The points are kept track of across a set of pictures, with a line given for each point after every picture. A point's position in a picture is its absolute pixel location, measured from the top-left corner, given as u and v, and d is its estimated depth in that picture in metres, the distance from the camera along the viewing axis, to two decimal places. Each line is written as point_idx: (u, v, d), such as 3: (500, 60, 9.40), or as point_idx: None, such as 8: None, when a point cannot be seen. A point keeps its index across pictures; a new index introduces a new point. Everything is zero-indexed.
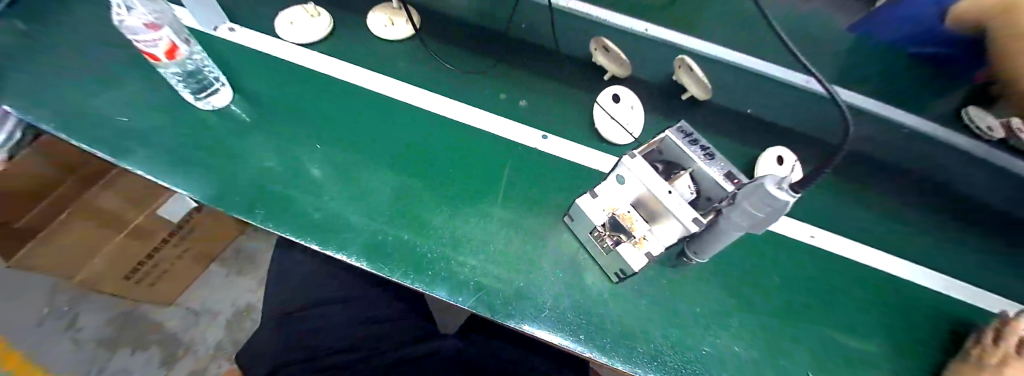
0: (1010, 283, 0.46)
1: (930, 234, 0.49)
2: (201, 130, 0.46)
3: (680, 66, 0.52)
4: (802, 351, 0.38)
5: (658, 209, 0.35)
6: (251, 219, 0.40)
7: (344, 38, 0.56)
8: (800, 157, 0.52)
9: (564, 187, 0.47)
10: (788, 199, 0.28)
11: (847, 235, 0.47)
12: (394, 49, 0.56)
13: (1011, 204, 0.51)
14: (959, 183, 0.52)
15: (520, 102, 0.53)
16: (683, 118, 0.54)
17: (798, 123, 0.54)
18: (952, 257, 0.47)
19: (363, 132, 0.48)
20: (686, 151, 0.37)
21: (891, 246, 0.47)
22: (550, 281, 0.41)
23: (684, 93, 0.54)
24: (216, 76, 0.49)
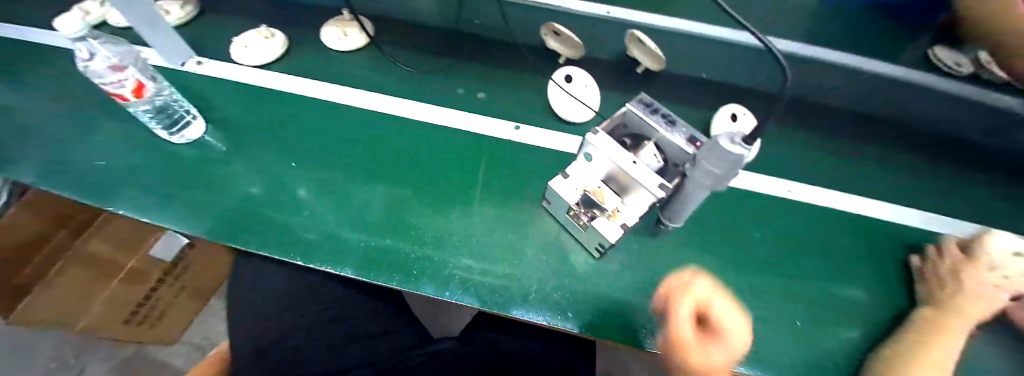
0: (963, 209, 0.53)
1: (888, 173, 0.56)
2: (181, 162, 0.52)
3: (632, 41, 0.60)
4: (785, 298, 0.43)
5: (626, 180, 0.36)
6: (235, 244, 0.45)
7: (342, 66, 0.63)
8: (759, 113, 0.59)
9: (542, 175, 0.52)
10: (742, 152, 0.28)
11: (816, 184, 0.54)
12: (354, 58, 0.64)
13: (969, 132, 0.60)
14: (917, 123, 0.60)
15: (478, 94, 0.61)
16: (644, 90, 0.62)
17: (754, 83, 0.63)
18: (912, 193, 0.54)
19: (344, 150, 0.55)
20: (647, 121, 0.37)
21: (852, 189, 0.54)
22: (531, 271, 0.43)
23: (639, 67, 0.62)
24: (187, 109, 0.55)
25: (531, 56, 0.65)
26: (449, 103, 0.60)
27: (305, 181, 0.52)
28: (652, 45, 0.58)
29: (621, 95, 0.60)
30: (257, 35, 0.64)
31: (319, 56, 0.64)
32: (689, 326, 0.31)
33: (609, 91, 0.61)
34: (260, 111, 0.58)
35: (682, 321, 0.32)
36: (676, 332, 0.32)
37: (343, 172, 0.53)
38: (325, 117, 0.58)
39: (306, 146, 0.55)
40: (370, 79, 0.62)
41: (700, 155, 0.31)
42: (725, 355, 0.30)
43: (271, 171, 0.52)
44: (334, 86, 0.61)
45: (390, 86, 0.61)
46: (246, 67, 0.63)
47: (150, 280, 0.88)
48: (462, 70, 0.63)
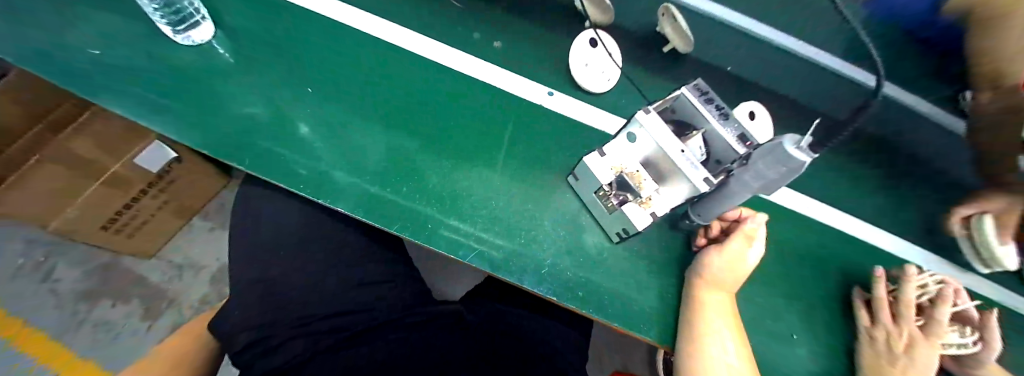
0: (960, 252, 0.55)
1: (904, 207, 0.56)
2: (185, 69, 0.48)
3: (663, 14, 0.54)
4: (774, 309, 0.46)
5: (667, 169, 0.34)
6: (242, 167, 0.43)
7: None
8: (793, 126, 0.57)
9: (569, 148, 0.50)
10: (805, 159, 0.26)
11: (835, 206, 0.54)
12: None
13: None
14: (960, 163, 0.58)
15: (495, 43, 0.55)
16: (686, 75, 0.57)
17: (799, 92, 0.58)
18: (918, 230, 0.55)
19: (364, 84, 0.51)
20: (700, 109, 0.34)
21: (865, 218, 0.54)
22: (549, 248, 0.42)
23: (666, 46, 0.56)
24: (197, 9, 0.50)
25: (563, 14, 0.58)
26: (475, 51, 0.55)
27: (317, 112, 0.48)
28: (684, 25, 0.51)
29: (660, 77, 0.56)
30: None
31: None
32: (738, 244, 0.37)
33: (642, 68, 0.56)
34: (271, 23, 0.53)
35: (737, 240, 0.37)
36: (724, 245, 0.38)
37: (358, 109, 0.50)
38: (342, 43, 0.53)
39: (319, 72, 0.51)
40: (389, 7, 0.56)
41: (756, 156, 0.29)
42: (719, 294, 0.39)
43: (284, 95, 0.49)
44: (353, 11, 0.55)
45: (412, 17, 0.56)
46: None
47: (132, 189, 0.83)
48: (488, 13, 0.57)
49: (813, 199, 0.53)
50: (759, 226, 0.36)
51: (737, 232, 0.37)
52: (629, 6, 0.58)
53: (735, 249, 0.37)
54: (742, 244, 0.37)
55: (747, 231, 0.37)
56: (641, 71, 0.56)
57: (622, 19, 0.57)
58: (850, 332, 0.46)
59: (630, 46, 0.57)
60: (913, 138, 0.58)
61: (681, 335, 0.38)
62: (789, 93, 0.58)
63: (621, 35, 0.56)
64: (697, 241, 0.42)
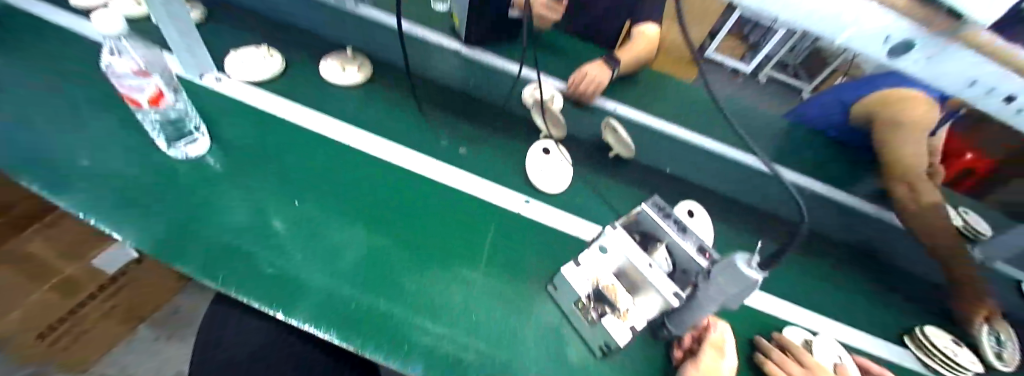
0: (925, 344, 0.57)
1: (861, 300, 0.60)
2: (172, 178, 0.50)
3: (607, 128, 0.61)
4: None
5: (639, 280, 0.36)
6: (211, 283, 0.41)
7: (341, 99, 0.64)
8: (743, 224, 0.63)
9: (546, 254, 0.52)
10: (759, 277, 0.28)
11: (802, 302, 0.56)
12: (351, 93, 0.65)
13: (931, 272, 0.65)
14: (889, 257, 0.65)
15: (462, 149, 0.61)
16: (645, 179, 0.64)
17: (743, 193, 0.66)
18: (880, 323, 0.58)
19: (348, 193, 0.53)
20: (661, 225, 0.38)
21: (833, 313, 0.56)
22: (525, 362, 0.41)
23: (611, 152, 0.64)
24: (196, 125, 0.54)
25: (524, 125, 0.66)
26: (449, 157, 0.60)
27: (294, 219, 0.49)
28: (626, 135, 0.58)
29: (622, 182, 0.63)
30: (257, 54, 0.64)
31: (325, 91, 0.64)
32: (711, 354, 0.38)
33: (602, 172, 0.63)
34: (260, 132, 0.57)
35: (709, 351, 0.38)
36: (698, 358, 0.38)
37: (335, 215, 0.51)
38: (323, 150, 0.57)
39: (300, 179, 0.53)
40: (371, 118, 0.62)
41: (716, 271, 0.31)
42: None
43: (267, 202, 0.50)
44: (337, 123, 0.61)
45: (392, 128, 0.62)
46: (244, 83, 0.63)
47: (78, 295, 0.76)
48: (460, 125, 0.65)
49: (778, 299, 0.55)
50: (723, 334, 0.40)
51: (705, 342, 0.39)
52: (588, 124, 0.68)
53: (710, 361, 0.38)
54: (713, 355, 0.38)
55: (714, 341, 0.39)
56: (605, 177, 0.62)
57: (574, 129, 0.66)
58: None
59: (593, 156, 0.64)
60: (835, 230, 0.66)
61: None
62: (727, 190, 0.66)
63: (575, 143, 0.65)
64: (672, 354, 0.43)
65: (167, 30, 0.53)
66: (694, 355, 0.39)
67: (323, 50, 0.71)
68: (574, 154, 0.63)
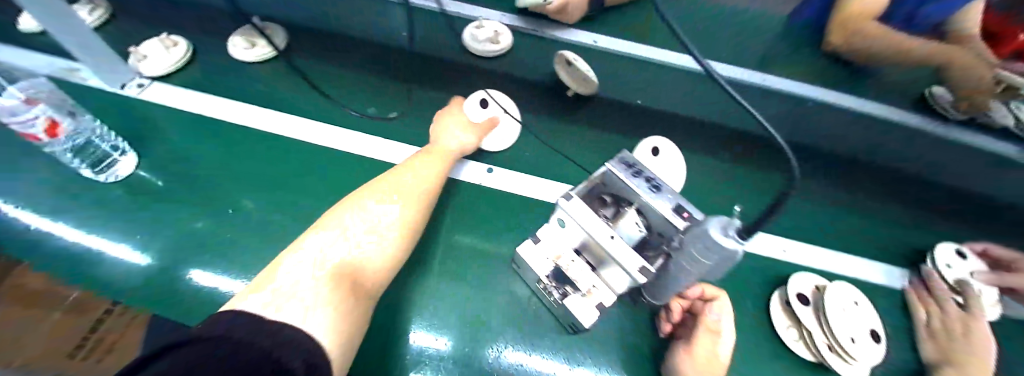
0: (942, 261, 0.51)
1: (869, 220, 0.54)
2: (112, 204, 0.48)
3: (559, 62, 0.54)
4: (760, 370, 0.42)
5: (601, 254, 0.31)
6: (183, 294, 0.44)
7: (268, 82, 0.59)
8: (733, 153, 0.55)
9: (515, 227, 0.48)
10: (737, 247, 0.23)
11: (792, 236, 0.52)
12: (276, 73, 0.60)
13: (963, 177, 0.57)
14: (912, 168, 0.57)
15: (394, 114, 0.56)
16: (620, 116, 0.56)
17: (730, 117, 0.57)
18: (892, 246, 0.53)
19: (300, 184, 0.51)
20: (629, 184, 0.32)
21: (832, 243, 0.52)
22: (499, 333, 0.40)
23: (569, 90, 0.56)
24: (114, 145, 0.50)
25: (476, 76, 0.59)
26: (393, 131, 0.55)
27: (241, 227, 0.48)
28: (583, 68, 0.51)
29: (589, 123, 0.56)
30: (159, 45, 0.59)
31: (250, 76, 0.59)
32: (707, 340, 0.34)
33: (568, 118, 0.56)
34: (190, 137, 0.54)
35: (704, 336, 0.35)
36: (693, 347, 0.35)
37: (282, 215, 0.49)
38: (260, 145, 0.54)
39: (241, 182, 0.51)
40: (302, 99, 0.58)
41: (688, 240, 0.26)
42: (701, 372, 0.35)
43: (212, 211, 0.49)
44: (268, 111, 0.56)
45: (326, 108, 0.57)
46: (156, 81, 0.59)
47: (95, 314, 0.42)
48: (400, 89, 0.59)
49: (787, 240, 0.50)
50: (722, 316, 0.35)
51: (700, 325, 0.35)
52: (545, 64, 0.60)
53: (706, 348, 0.34)
54: (711, 342, 0.34)
55: (709, 324, 0.35)
56: (571, 123, 0.56)
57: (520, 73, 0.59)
58: None
59: (555, 99, 0.57)
60: (844, 146, 0.58)
61: None
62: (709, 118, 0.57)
63: (531, 88, 0.58)
64: (661, 327, 0.40)
65: (61, 40, 0.45)
66: (689, 341, 0.36)
67: (237, 28, 0.64)
68: (533, 102, 0.57)
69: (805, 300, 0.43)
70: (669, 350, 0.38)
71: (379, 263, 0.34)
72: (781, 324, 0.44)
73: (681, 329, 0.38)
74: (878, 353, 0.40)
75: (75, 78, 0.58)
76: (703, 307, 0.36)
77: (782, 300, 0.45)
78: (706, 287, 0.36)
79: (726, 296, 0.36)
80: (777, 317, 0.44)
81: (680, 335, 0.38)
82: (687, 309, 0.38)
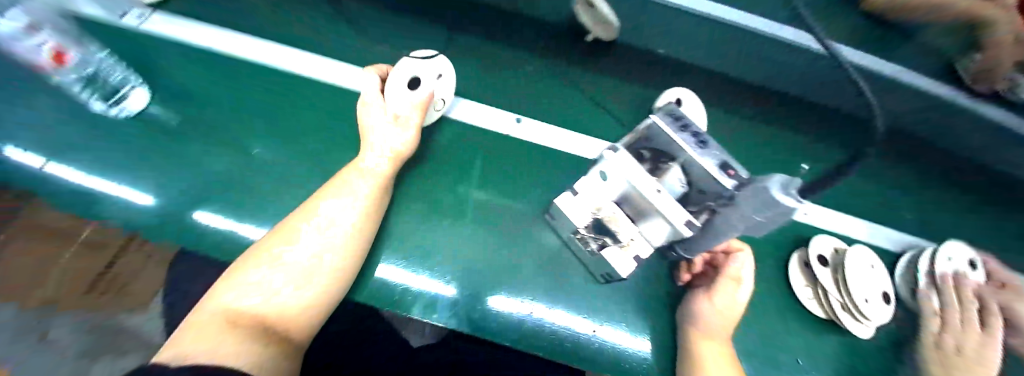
0: (943, 230, 0.54)
1: (878, 189, 0.56)
2: (123, 140, 0.46)
3: (580, 3, 0.52)
4: (776, 324, 0.44)
5: (645, 208, 0.31)
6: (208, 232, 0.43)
7: (278, 19, 0.56)
8: (752, 114, 0.55)
9: (545, 180, 0.48)
10: (794, 206, 0.23)
11: (812, 201, 0.52)
12: (287, 10, 0.57)
13: (989, 148, 0.56)
14: (935, 138, 0.57)
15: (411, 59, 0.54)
16: (648, 74, 0.55)
17: (755, 78, 0.56)
18: (902, 213, 0.54)
19: (321, 128, 0.50)
20: (676, 139, 0.31)
21: (847, 209, 0.53)
22: (531, 281, 0.41)
23: (588, 36, 0.54)
24: (124, 78, 0.48)
25: (499, 20, 0.56)
26: None
27: (263, 167, 0.47)
28: (605, 10, 0.50)
29: (615, 79, 0.54)
30: None
31: (261, 13, 0.56)
32: (729, 288, 0.36)
33: (595, 72, 0.54)
34: (202, 73, 0.51)
35: (726, 283, 0.36)
36: (714, 293, 0.37)
37: (305, 159, 0.48)
38: (276, 84, 0.52)
39: (259, 122, 0.49)
40: (316, 37, 0.55)
41: (742, 198, 0.26)
42: (715, 310, 0.37)
43: (230, 152, 0.47)
44: (280, 48, 0.54)
45: (343, 50, 0.54)
46: (155, 12, 0.54)
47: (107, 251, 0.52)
48: (417, 31, 0.56)
49: (807, 204, 0.51)
50: (744, 264, 0.36)
51: (722, 275, 0.36)
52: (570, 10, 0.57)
53: (727, 294, 0.36)
54: (732, 290, 0.36)
55: (731, 273, 0.36)
56: (597, 77, 0.54)
57: (546, 16, 0.56)
58: (858, 345, 0.44)
59: (582, 51, 0.55)
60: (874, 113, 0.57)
61: (683, 341, 0.38)
62: (739, 75, 0.56)
63: (555, 36, 0.55)
64: (680, 277, 0.42)
65: None
66: (709, 288, 0.37)
67: None
68: (558, 53, 0.55)
69: (823, 260, 0.45)
70: (687, 298, 0.40)
71: (305, 286, 0.34)
72: (797, 283, 0.46)
73: (700, 279, 0.40)
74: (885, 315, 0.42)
75: None
76: (726, 258, 0.37)
77: (802, 261, 0.47)
78: (732, 240, 0.37)
79: (751, 248, 0.36)
80: (794, 276, 0.46)
81: (699, 284, 0.39)
82: (709, 260, 0.40)
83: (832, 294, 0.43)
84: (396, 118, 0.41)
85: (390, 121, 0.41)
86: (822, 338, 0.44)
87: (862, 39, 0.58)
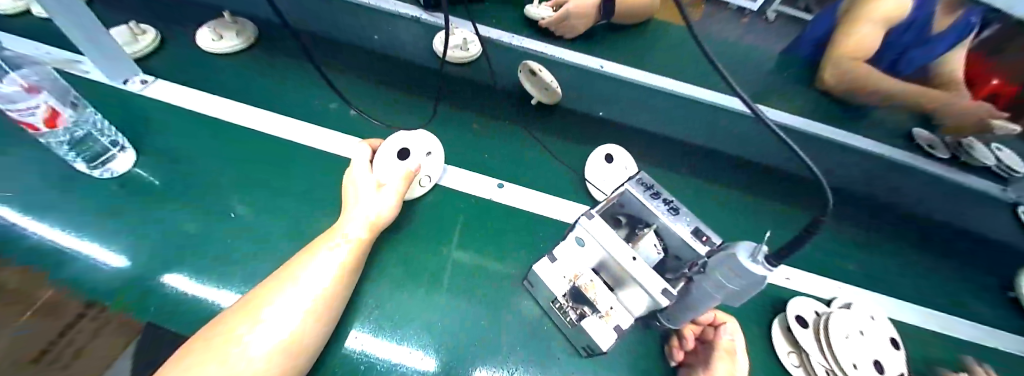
0: (939, 294, 0.52)
1: (872, 250, 0.54)
2: (99, 200, 0.46)
3: (524, 71, 0.55)
4: None
5: (622, 275, 0.31)
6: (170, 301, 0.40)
7: (271, 85, 0.59)
8: (727, 180, 0.57)
9: (524, 243, 0.48)
10: (766, 273, 0.23)
11: (797, 265, 0.51)
12: (279, 76, 0.60)
13: (954, 213, 0.59)
14: (909, 201, 0.59)
15: (396, 123, 0.56)
16: (623, 139, 0.57)
17: (724, 144, 0.59)
18: (898, 278, 0.53)
19: (302, 191, 0.50)
20: (649, 206, 0.32)
21: (838, 274, 0.51)
22: (508, 355, 0.39)
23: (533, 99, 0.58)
24: (113, 141, 0.48)
25: (480, 90, 0.60)
26: None
27: (238, 229, 0.46)
28: (547, 77, 0.53)
29: (593, 143, 0.56)
30: (127, 32, 0.59)
31: (254, 78, 0.59)
32: (725, 364, 0.34)
33: (574, 137, 0.57)
34: (191, 136, 0.52)
35: (722, 359, 0.34)
36: (712, 369, 0.34)
37: (279, 221, 0.47)
38: (263, 148, 0.52)
39: (239, 183, 0.49)
40: (307, 102, 0.57)
41: (713, 263, 0.26)
42: None
43: (204, 213, 0.47)
44: (270, 114, 0.56)
45: (332, 114, 0.56)
46: (154, 77, 0.57)
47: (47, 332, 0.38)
48: (402, 98, 0.59)
49: (788, 268, 0.50)
50: (734, 337, 0.36)
51: (717, 350, 0.35)
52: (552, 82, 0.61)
53: (724, 372, 0.34)
54: (727, 365, 0.34)
55: (725, 347, 0.35)
56: (575, 140, 0.56)
57: (513, 83, 0.61)
58: None
59: (560, 119, 0.58)
60: (845, 179, 0.59)
61: None
62: (704, 141, 0.59)
63: (532, 107, 0.59)
64: (673, 356, 0.39)
65: (43, 4, 0.39)
66: (705, 367, 0.35)
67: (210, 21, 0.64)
68: (536, 120, 0.58)
69: (803, 322, 0.44)
70: None
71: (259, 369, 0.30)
72: (782, 349, 0.43)
73: (693, 357, 0.37)
74: None
75: (76, 70, 0.56)
76: (715, 332, 0.37)
77: (783, 326, 0.44)
78: (716, 313, 0.38)
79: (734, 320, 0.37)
80: (777, 342, 0.43)
81: (693, 363, 0.37)
82: (697, 337, 0.39)
83: (820, 366, 0.39)
84: (382, 187, 0.42)
85: (371, 183, 0.42)
86: None
87: (812, 110, 0.64)
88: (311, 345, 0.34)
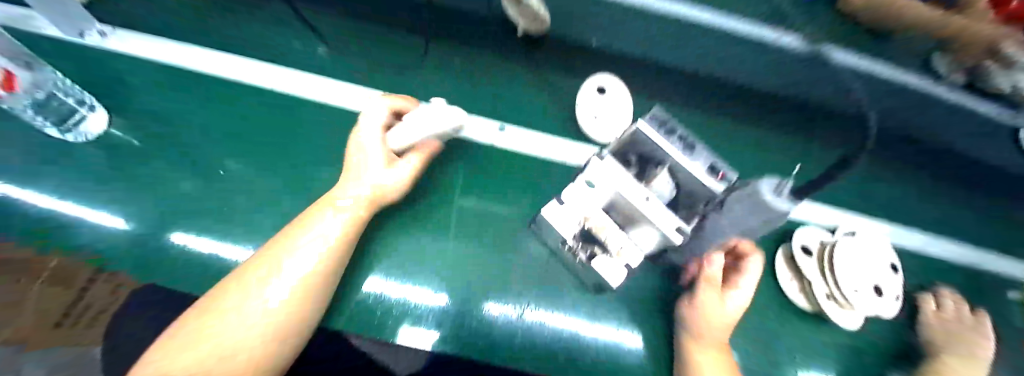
0: (934, 219, 0.54)
1: (876, 179, 0.54)
2: (80, 166, 0.44)
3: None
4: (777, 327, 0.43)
5: (634, 216, 0.30)
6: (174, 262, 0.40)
7: (237, 26, 0.52)
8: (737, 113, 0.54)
9: (528, 187, 0.46)
10: (786, 208, 0.25)
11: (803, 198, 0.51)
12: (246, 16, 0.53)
13: (966, 137, 0.57)
14: (923, 127, 0.57)
15: (384, 65, 0.52)
16: (629, 71, 0.53)
17: (736, 74, 0.55)
18: (897, 205, 0.53)
19: (292, 144, 0.47)
20: (665, 143, 0.30)
21: (842, 204, 0.52)
22: (519, 295, 0.40)
23: (518, 30, 0.53)
24: (80, 101, 0.45)
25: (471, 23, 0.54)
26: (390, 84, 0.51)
27: (231, 186, 0.44)
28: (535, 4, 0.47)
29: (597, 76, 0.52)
30: None
31: (217, 18, 0.53)
32: (712, 293, 0.36)
33: (576, 71, 0.53)
34: (169, 91, 0.48)
35: (708, 290, 0.36)
36: (698, 299, 0.37)
37: (274, 176, 0.45)
38: (245, 100, 0.49)
39: (224, 139, 0.47)
40: (282, 44, 0.52)
41: (734, 200, 0.28)
42: (700, 317, 0.37)
43: (194, 173, 0.45)
44: (243, 60, 0.51)
45: (311, 58, 0.51)
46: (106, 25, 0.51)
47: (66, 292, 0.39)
48: (387, 35, 0.53)
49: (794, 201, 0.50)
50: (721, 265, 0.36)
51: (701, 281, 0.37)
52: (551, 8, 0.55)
53: (711, 299, 0.36)
54: (716, 295, 0.36)
55: (709, 276, 0.36)
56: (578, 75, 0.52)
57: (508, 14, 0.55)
58: (854, 342, 0.44)
59: (561, 51, 0.54)
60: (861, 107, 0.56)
61: (677, 339, 0.39)
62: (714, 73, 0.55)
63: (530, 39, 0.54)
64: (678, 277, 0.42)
65: None
66: (693, 297, 0.38)
67: None
68: (535, 55, 0.53)
69: (807, 252, 0.44)
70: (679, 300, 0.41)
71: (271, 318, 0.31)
72: (783, 277, 0.44)
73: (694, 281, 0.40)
74: (887, 309, 0.41)
75: (19, 23, 0.50)
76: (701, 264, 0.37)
77: (787, 256, 0.45)
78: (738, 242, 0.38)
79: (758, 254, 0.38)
80: (780, 270, 0.44)
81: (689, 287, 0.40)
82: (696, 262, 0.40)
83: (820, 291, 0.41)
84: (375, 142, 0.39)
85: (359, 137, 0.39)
86: (819, 334, 0.44)
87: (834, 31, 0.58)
88: (320, 295, 0.34)
